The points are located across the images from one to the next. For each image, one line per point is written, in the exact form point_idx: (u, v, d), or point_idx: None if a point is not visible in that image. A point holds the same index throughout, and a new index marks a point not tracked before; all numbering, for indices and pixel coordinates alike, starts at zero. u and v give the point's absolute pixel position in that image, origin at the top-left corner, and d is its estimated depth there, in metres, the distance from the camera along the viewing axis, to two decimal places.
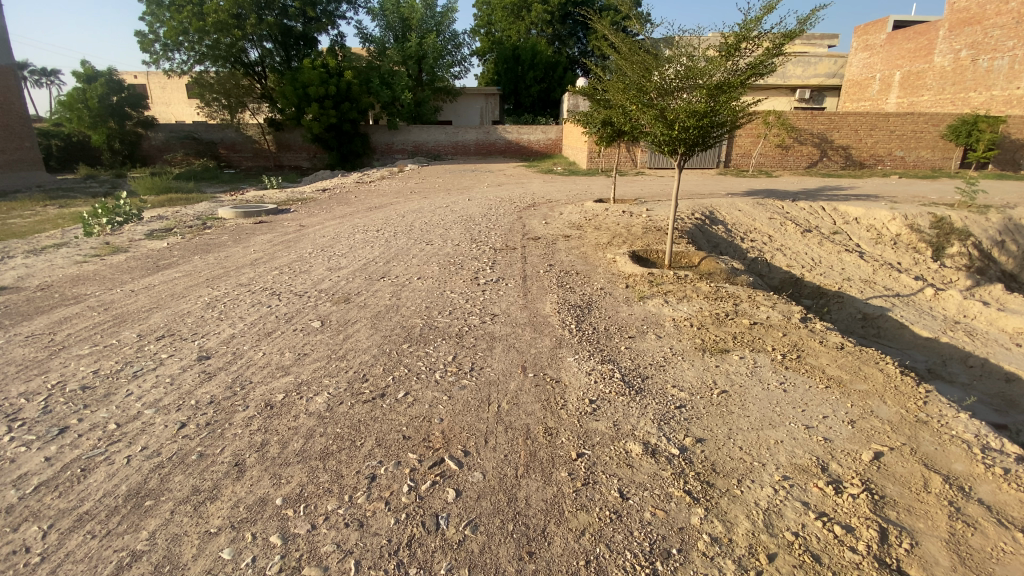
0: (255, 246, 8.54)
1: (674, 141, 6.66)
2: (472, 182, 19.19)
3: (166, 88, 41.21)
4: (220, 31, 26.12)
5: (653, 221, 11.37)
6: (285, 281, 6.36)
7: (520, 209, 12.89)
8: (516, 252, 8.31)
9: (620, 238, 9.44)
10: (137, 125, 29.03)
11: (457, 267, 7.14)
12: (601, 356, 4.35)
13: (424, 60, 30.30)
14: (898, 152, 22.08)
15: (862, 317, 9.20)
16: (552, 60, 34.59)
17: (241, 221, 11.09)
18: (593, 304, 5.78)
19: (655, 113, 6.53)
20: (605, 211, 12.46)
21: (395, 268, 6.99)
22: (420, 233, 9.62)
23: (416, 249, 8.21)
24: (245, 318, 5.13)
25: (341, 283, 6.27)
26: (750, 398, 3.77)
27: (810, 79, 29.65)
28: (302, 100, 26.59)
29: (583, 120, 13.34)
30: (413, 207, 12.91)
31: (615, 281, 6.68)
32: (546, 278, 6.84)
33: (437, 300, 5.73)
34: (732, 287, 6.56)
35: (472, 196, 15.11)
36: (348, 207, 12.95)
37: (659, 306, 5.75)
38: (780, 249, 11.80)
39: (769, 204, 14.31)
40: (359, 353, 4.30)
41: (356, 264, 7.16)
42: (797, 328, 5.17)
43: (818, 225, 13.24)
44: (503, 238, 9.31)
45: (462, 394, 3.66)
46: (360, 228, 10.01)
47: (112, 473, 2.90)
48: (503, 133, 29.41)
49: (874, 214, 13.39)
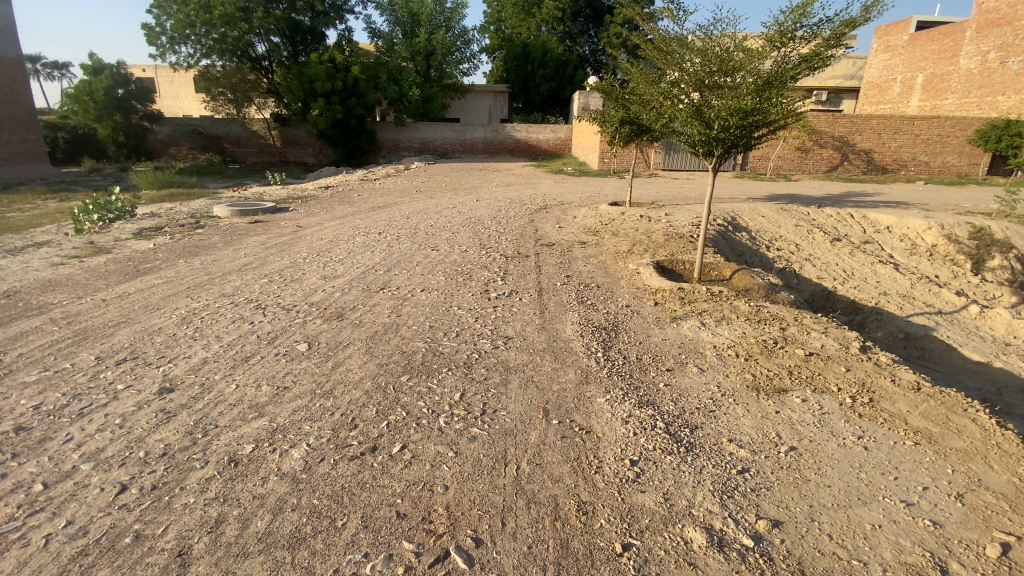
0: (246, 249, 7.87)
1: (710, 142, 5.98)
2: (480, 181, 18.51)
3: (173, 82, 40.78)
4: (227, 24, 25.61)
5: (674, 227, 10.66)
6: (274, 293, 5.68)
7: (532, 211, 12.22)
8: (529, 260, 7.63)
9: (641, 246, 8.74)
10: (143, 118, 28.44)
11: (466, 277, 6.45)
12: (637, 396, 3.65)
13: (433, 56, 29.64)
14: (923, 157, 21.23)
15: (905, 337, 8.56)
16: (563, 58, 33.86)
17: (236, 220, 10.47)
18: (619, 325, 5.08)
19: (690, 111, 5.87)
20: (621, 215, 11.76)
21: (397, 277, 6.33)
22: (425, 236, 8.95)
23: (421, 255, 7.55)
24: (222, 339, 4.44)
25: (336, 295, 5.61)
26: (825, 459, 3.11)
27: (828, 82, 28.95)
28: (309, 96, 26.04)
29: (599, 119, 12.63)
30: (418, 207, 12.26)
31: (640, 297, 5.98)
32: (564, 292, 6.14)
33: (443, 317, 5.05)
34: (773, 305, 5.86)
35: (480, 197, 14.45)
36: (351, 207, 12.33)
37: (695, 329, 5.04)
38: (809, 259, 11.08)
39: (794, 211, 13.56)
40: (349, 387, 3.61)
41: (353, 272, 6.51)
42: (859, 360, 4.47)
43: (847, 234, 12.50)
44: (515, 244, 8.63)
45: (472, 449, 2.97)
46: (361, 231, 9.34)
47: (21, 561, 2.21)
48: (512, 131, 28.78)
49: (907, 222, 12.68)
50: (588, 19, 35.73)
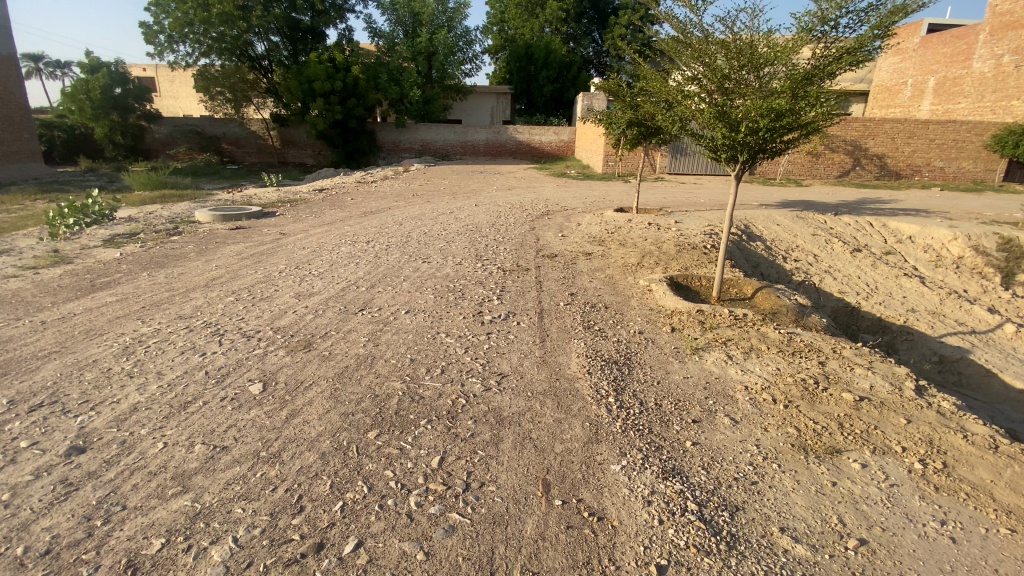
0: (219, 259, 7.20)
1: (736, 146, 5.25)
2: (481, 185, 17.83)
3: (174, 82, 40.23)
4: (226, 23, 24.99)
5: (686, 237, 9.96)
6: (238, 315, 5.01)
7: (533, 218, 11.55)
8: (530, 274, 6.93)
9: (652, 259, 8.04)
10: (141, 118, 27.81)
11: (458, 296, 5.74)
12: (659, 461, 2.96)
13: (435, 56, 28.96)
14: (937, 162, 20.48)
15: (939, 360, 7.87)
16: (566, 59, 33.20)
17: (217, 226, 9.81)
18: (633, 357, 4.39)
19: (714, 111, 5.14)
20: (628, 223, 11.06)
21: (379, 296, 5.64)
22: (418, 246, 8.26)
23: (410, 268, 6.86)
24: (162, 376, 3.76)
25: (308, 319, 4.91)
26: (907, 559, 2.39)
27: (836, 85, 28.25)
28: (308, 96, 25.46)
29: (604, 120, 11.94)
30: (413, 212, 11.59)
31: (655, 321, 5.29)
32: (568, 314, 5.44)
33: (428, 347, 4.36)
34: (805, 333, 5.16)
35: (479, 202, 13.75)
36: (342, 211, 11.66)
37: (721, 364, 4.35)
38: (829, 272, 10.44)
39: (810, 219, 12.89)
40: (301, 447, 2.94)
41: (333, 289, 5.82)
42: (920, 409, 3.76)
43: (868, 244, 11.85)
44: (514, 255, 7.93)
45: (448, 547, 2.28)
46: (348, 238, 8.64)
47: None
48: (514, 133, 28.14)
49: (931, 232, 11.98)
50: (591, 21, 35.17)
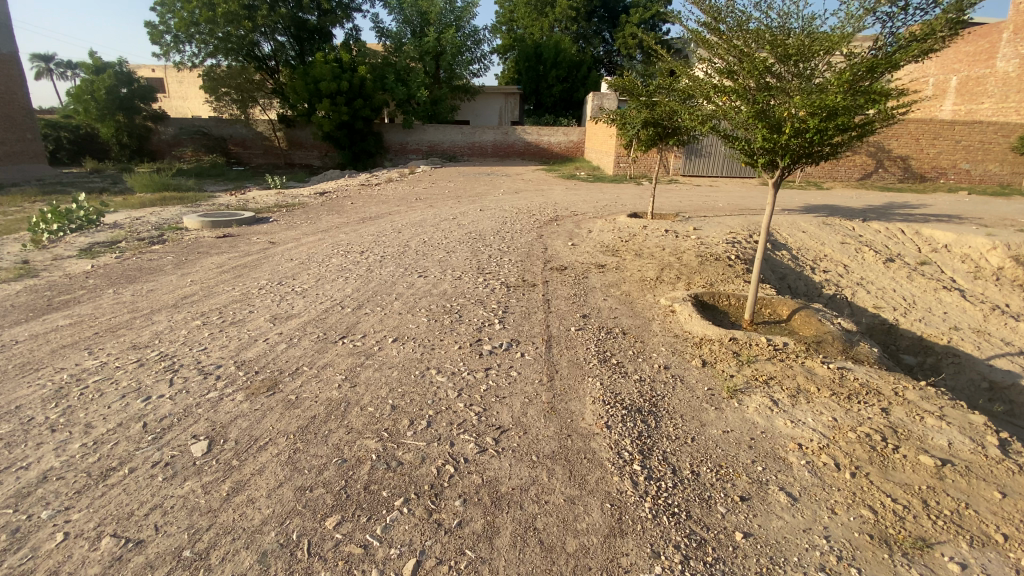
0: (197, 273, 6.56)
1: (778, 149, 4.51)
2: (487, 188, 17.16)
3: (183, 83, 39.92)
4: (232, 23, 24.56)
5: (707, 246, 9.22)
6: (200, 345, 4.35)
7: (542, 224, 10.88)
8: (537, 290, 6.24)
9: (672, 272, 7.33)
10: (147, 119, 27.42)
11: (456, 318, 5.07)
12: (703, 567, 2.29)
13: (442, 56, 28.35)
14: (964, 165, 19.51)
15: (991, 387, 7.13)
16: (576, 58, 32.53)
17: (205, 233, 9.19)
18: (660, 403, 3.68)
19: (755, 108, 4.39)
20: (643, 230, 10.32)
21: (366, 319, 4.95)
22: (416, 257, 7.60)
23: (404, 284, 6.18)
24: (88, 432, 3.12)
25: (281, 350, 4.24)
26: None
27: None
28: (314, 96, 24.97)
29: (619, 121, 11.24)
30: (415, 218, 10.95)
31: (682, 352, 4.59)
32: (580, 341, 4.73)
33: (415, 388, 3.66)
34: (858, 367, 4.45)
35: (485, 206, 13.07)
36: (339, 217, 11.03)
37: (765, 414, 3.63)
38: (861, 284, 9.81)
39: (836, 226, 12.14)
40: (238, 544, 2.28)
41: (315, 311, 5.17)
42: (1018, 479, 3.05)
43: (901, 253, 11.19)
44: (521, 268, 7.22)
45: None
46: (341, 247, 7.99)
47: None
48: (522, 134, 27.47)
49: (967, 240, 11.32)
50: (602, 20, 34.45)
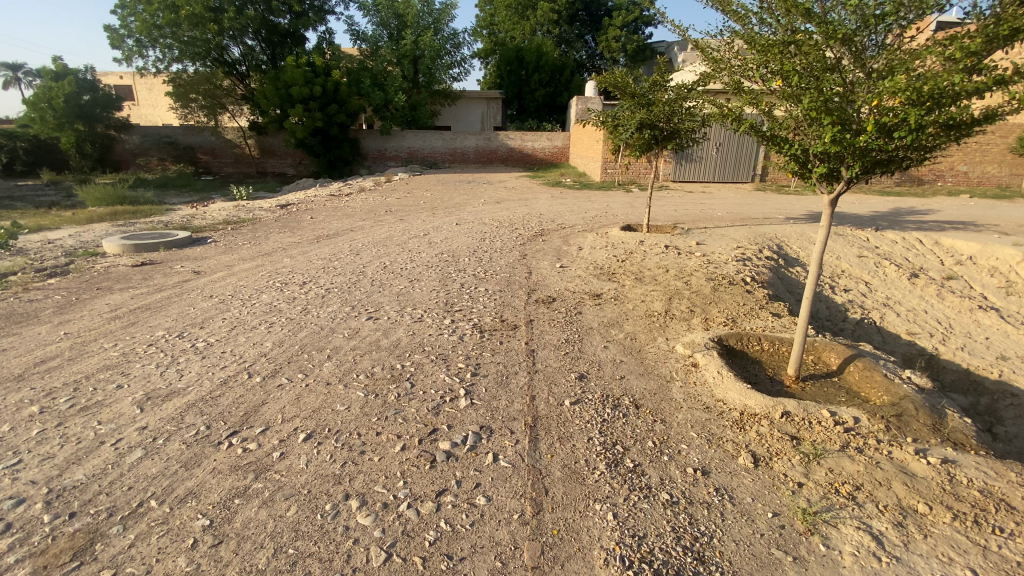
0: (82, 320, 5.10)
1: (847, 155, 3.24)
2: (466, 197, 15.80)
3: (152, 91, 37.74)
4: (196, 26, 23.00)
5: (716, 265, 7.98)
6: (11, 456, 2.96)
7: (526, 240, 9.57)
8: (517, 335, 4.88)
9: (682, 302, 6.05)
10: (112, 127, 25.40)
11: (407, 389, 3.69)
12: None
13: (421, 59, 26.85)
14: (962, 166, 18.60)
15: None
16: (559, 62, 31.30)
17: (124, 260, 7.65)
18: (707, 555, 2.36)
19: (822, 92, 3.09)
20: (641, 246, 9.02)
21: (277, 397, 3.56)
22: (372, 287, 6.22)
23: (346, 330, 4.75)
24: None
25: (130, 466, 2.87)
26: None
27: None
28: (285, 103, 23.45)
29: (607, 126, 9.93)
30: (381, 235, 9.54)
31: (723, 444, 3.26)
32: (578, 422, 3.38)
33: (318, 544, 2.31)
34: (969, 460, 3.19)
35: (461, 219, 11.72)
36: (293, 234, 9.55)
37: (872, 573, 2.33)
38: (888, 304, 8.76)
39: (850, 236, 11.07)
40: None
41: (212, 383, 3.76)
42: None
43: (924, 267, 10.23)
44: (498, 302, 5.84)
45: None
46: (279, 277, 6.56)
47: None
48: (505, 139, 26.26)
49: (994, 250, 10.38)
50: (584, 23, 33.36)
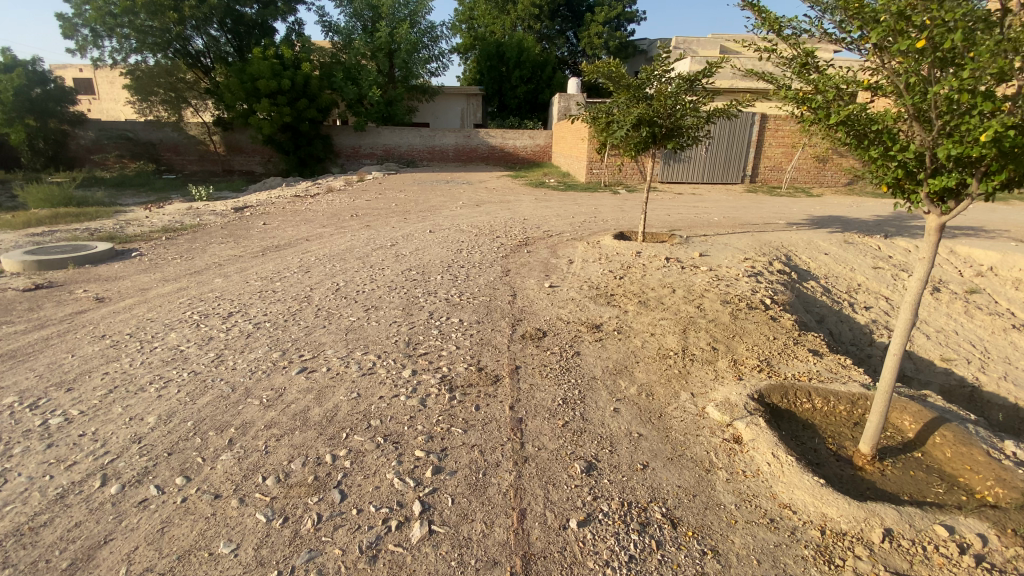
0: None
1: (996, 162, 2.21)
2: (444, 200, 14.57)
3: (114, 84, 35.37)
4: (154, 14, 21.22)
5: (727, 282, 6.91)
6: None
7: (509, 251, 8.39)
8: (498, 393, 3.66)
9: (700, 337, 4.94)
10: (64, 122, 23.39)
11: (331, 506, 2.49)
12: None
13: (397, 53, 25.38)
14: None
15: None
16: (540, 58, 30.08)
17: (20, 282, 6.24)
18: None
19: (976, 65, 2.04)
20: (638, 258, 7.91)
21: (129, 528, 2.39)
22: (320, 319, 4.97)
23: (266, 393, 3.51)
24: None
25: None
26: None
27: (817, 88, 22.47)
28: (252, 97, 21.79)
29: (597, 123, 8.76)
30: (339, 246, 8.25)
31: None
32: (592, 567, 2.24)
33: None
34: None
35: (436, 225, 10.51)
36: (236, 245, 8.20)
37: None
38: (914, 324, 7.87)
39: (860, 244, 10.16)
40: None
41: (42, 501, 2.56)
42: None
43: (943, 279, 9.33)
44: (475, 339, 4.63)
45: None
46: (200, 307, 5.25)
47: None
48: (485, 136, 25.04)
49: (1017, 260, 9.53)
50: (565, 19, 32.29)
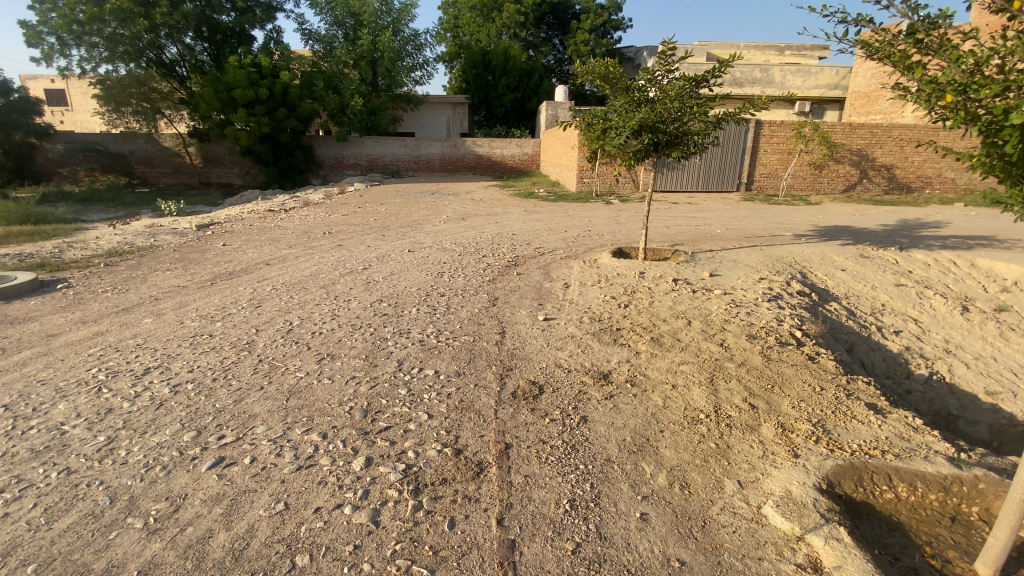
0: None
1: None
2: (427, 213, 13.61)
3: (87, 95, 33.86)
4: (122, 21, 20.04)
5: (747, 309, 6.02)
6: None
7: (497, 274, 7.44)
8: (478, 497, 2.66)
9: (734, 390, 3.99)
10: (30, 134, 21.58)
11: None
12: None
13: (379, 61, 24.43)
14: (950, 173, 17.13)
15: None
16: (527, 66, 29.25)
17: None
18: None
19: None
20: (642, 281, 7.00)
21: None
22: (263, 375, 3.97)
23: (159, 508, 2.52)
24: None
25: None
26: None
27: (810, 92, 21.91)
28: (227, 107, 20.58)
29: (593, 132, 7.83)
30: (304, 272, 7.24)
31: None
32: None
33: None
34: None
35: (416, 243, 9.55)
36: (184, 273, 7.15)
37: None
38: (950, 350, 7.06)
39: (877, 258, 9.34)
40: None
41: None
42: None
43: (970, 296, 8.57)
44: (456, 402, 3.65)
45: None
46: (116, 359, 4.24)
47: None
48: (472, 146, 24.20)
49: None
50: (551, 27, 31.71)
